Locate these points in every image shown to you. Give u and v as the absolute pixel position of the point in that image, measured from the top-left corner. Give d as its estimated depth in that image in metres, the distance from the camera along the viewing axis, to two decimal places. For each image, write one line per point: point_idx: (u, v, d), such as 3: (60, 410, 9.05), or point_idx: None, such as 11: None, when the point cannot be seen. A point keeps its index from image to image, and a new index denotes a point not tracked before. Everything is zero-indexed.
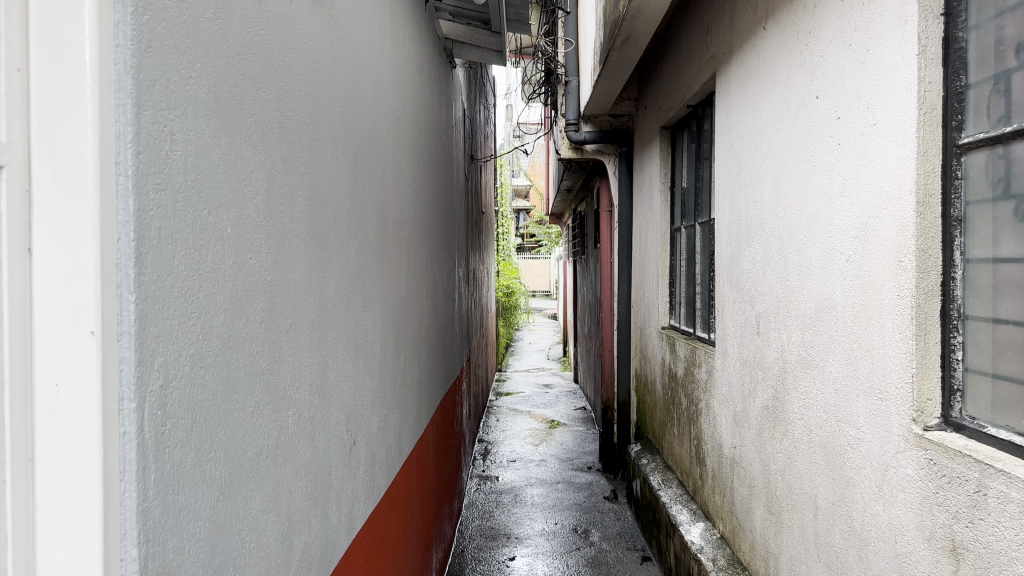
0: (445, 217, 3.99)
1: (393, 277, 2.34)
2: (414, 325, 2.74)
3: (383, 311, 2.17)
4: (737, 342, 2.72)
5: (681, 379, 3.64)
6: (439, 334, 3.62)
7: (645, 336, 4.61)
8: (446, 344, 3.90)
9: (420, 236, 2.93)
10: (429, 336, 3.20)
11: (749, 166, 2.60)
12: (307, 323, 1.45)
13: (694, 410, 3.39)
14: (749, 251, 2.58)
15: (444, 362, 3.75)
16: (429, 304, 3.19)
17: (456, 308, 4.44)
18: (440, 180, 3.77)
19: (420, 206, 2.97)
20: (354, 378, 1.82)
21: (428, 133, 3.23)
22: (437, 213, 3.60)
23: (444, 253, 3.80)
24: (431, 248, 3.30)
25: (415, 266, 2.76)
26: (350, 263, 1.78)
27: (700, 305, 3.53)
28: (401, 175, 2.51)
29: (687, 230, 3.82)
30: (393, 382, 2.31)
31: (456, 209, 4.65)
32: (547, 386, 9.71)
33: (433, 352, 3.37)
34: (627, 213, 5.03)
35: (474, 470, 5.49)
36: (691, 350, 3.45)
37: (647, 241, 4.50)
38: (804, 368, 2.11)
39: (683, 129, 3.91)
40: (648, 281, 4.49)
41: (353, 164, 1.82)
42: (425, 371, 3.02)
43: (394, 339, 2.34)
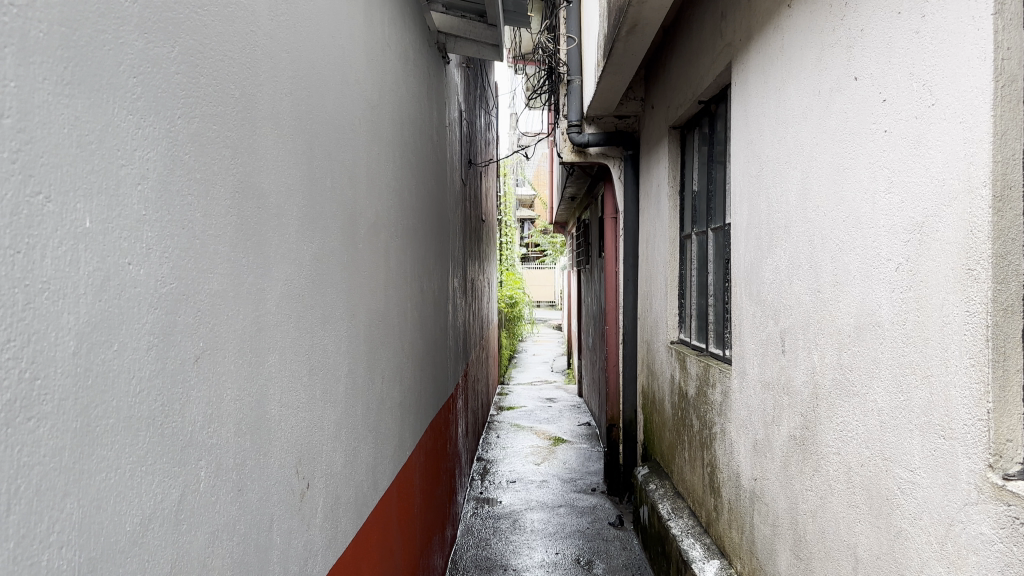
0: (438, 223, 3.70)
1: (367, 289, 2.05)
2: (396, 341, 2.45)
3: (352, 328, 1.88)
4: (758, 361, 2.42)
5: (693, 399, 3.33)
6: (429, 350, 3.33)
7: (652, 351, 4.30)
8: (437, 362, 3.60)
9: (404, 243, 2.64)
10: (416, 352, 2.91)
11: (771, 164, 2.31)
12: (233, 346, 1.16)
13: (708, 434, 3.09)
14: (771, 259, 2.28)
15: (434, 380, 3.45)
16: (415, 317, 2.90)
17: (450, 321, 4.14)
18: (431, 182, 3.49)
19: (405, 210, 2.68)
20: (309, 409, 1.54)
21: (416, 130, 2.94)
22: (426, 218, 3.31)
23: (435, 261, 3.51)
24: (419, 256, 3.01)
25: (396, 275, 2.47)
26: (303, 270, 1.49)
27: (714, 318, 3.23)
28: (379, 173, 2.22)
29: (699, 237, 3.52)
30: (366, 407, 2.02)
31: (451, 216, 4.36)
32: (551, 400, 9.40)
33: (421, 370, 3.07)
34: (634, 220, 4.74)
35: (471, 491, 5.18)
36: (704, 368, 3.15)
37: (655, 250, 4.21)
38: (841, 395, 1.81)
39: (694, 128, 3.62)
40: (656, 292, 4.19)
41: (308, 154, 1.54)
42: (409, 393, 2.72)
43: (368, 360, 2.05)
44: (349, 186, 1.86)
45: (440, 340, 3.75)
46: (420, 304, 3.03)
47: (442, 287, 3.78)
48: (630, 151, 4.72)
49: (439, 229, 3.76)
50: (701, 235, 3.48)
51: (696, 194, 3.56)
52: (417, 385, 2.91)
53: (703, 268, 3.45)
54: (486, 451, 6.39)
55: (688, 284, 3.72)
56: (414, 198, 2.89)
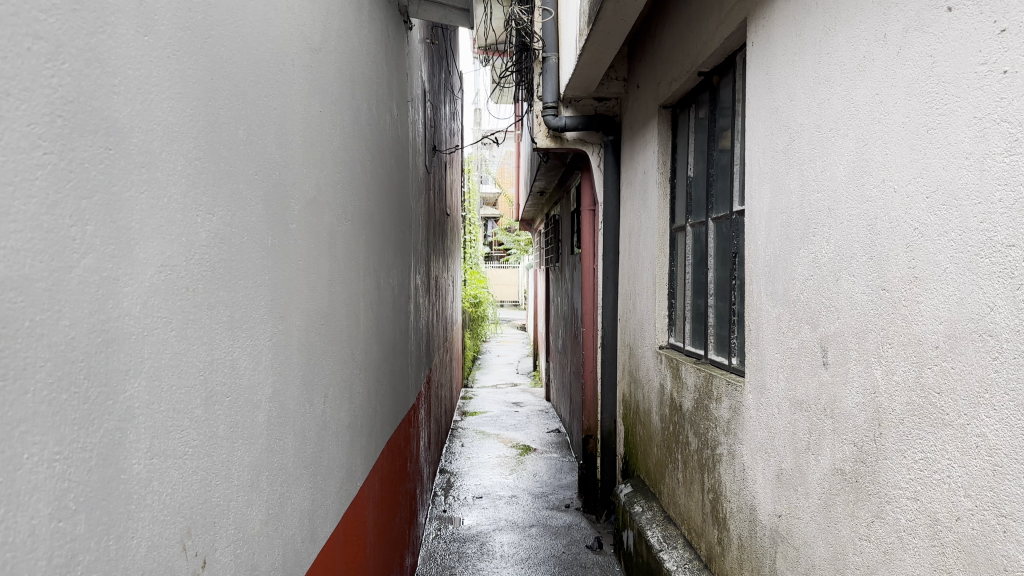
0: (400, 212, 3.23)
1: (305, 286, 1.59)
2: (344, 349, 1.98)
3: (281, 334, 1.42)
4: (784, 374, 2.00)
5: (688, 413, 2.90)
6: (388, 358, 2.86)
7: (636, 357, 3.86)
8: (397, 371, 3.13)
9: (356, 228, 2.17)
10: (372, 362, 2.45)
11: (806, 133, 1.89)
12: (45, 372, 0.70)
13: (709, 454, 2.66)
14: (807, 249, 1.87)
15: (393, 391, 2.98)
16: (371, 319, 2.44)
17: (412, 323, 3.67)
18: (393, 162, 3.01)
19: (359, 190, 2.21)
20: (207, 454, 1.08)
21: (373, 97, 2.47)
22: (386, 203, 2.85)
23: (395, 255, 3.04)
24: (376, 246, 2.55)
25: (346, 267, 2.00)
26: (197, 255, 1.03)
27: (715, 321, 2.81)
28: (322, 136, 1.76)
29: (693, 229, 3.10)
30: (300, 437, 1.56)
31: (414, 207, 3.88)
32: (517, 405, 8.95)
33: (379, 382, 2.61)
34: (614, 211, 4.30)
35: (433, 510, 4.70)
36: (703, 379, 2.72)
37: (640, 244, 3.77)
38: (919, 425, 1.40)
39: (690, 106, 3.18)
40: (641, 291, 3.76)
41: (207, 88, 1.08)
42: (363, 411, 2.26)
43: (305, 376, 1.59)
44: (277, 147, 1.39)
45: (401, 346, 3.28)
46: (377, 302, 2.56)
47: (403, 285, 3.31)
48: (610, 136, 4.26)
49: (401, 217, 3.28)
50: (696, 228, 3.05)
51: (691, 181, 3.13)
52: (373, 400, 2.45)
53: (699, 265, 3.02)
54: (449, 463, 5.91)
55: (681, 282, 3.29)
56: (369, 176, 2.42)
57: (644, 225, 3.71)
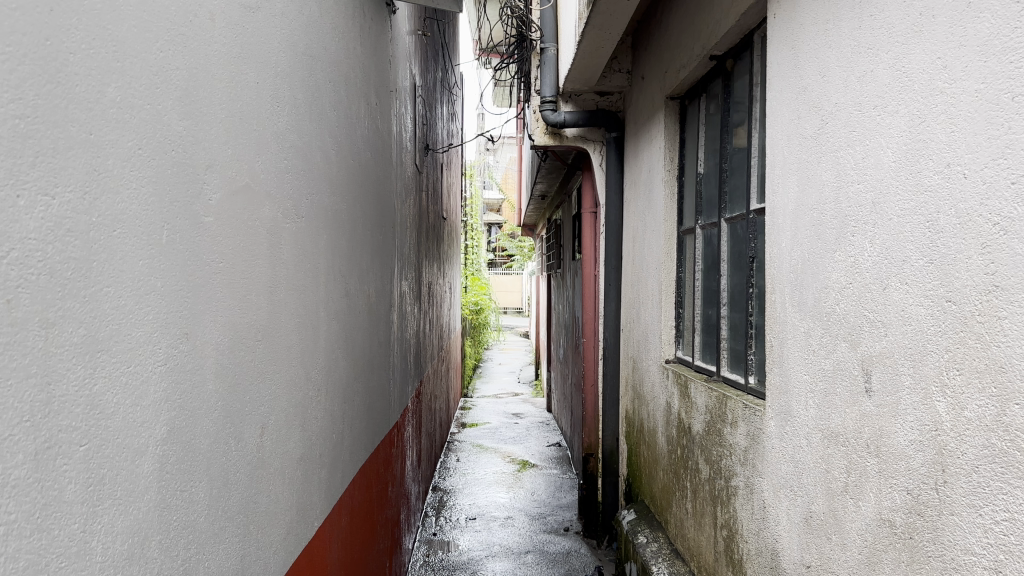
0: (381, 211, 2.93)
1: (230, 293, 1.29)
2: (294, 369, 1.68)
3: (187, 356, 1.11)
4: (815, 401, 1.69)
5: (699, 437, 2.58)
6: (364, 374, 2.56)
7: (641, 372, 3.54)
8: (376, 388, 2.82)
9: (316, 226, 1.87)
10: (339, 381, 2.14)
11: (843, 113, 1.58)
12: None
13: (722, 485, 2.35)
14: (845, 252, 1.56)
15: (370, 410, 2.68)
16: (339, 332, 2.14)
17: (396, 334, 3.36)
18: (372, 156, 2.71)
19: (319, 182, 1.90)
20: (41, 530, 0.77)
21: (342, 79, 2.17)
22: (364, 200, 2.55)
23: (374, 258, 2.74)
24: (347, 249, 2.24)
25: (297, 273, 1.69)
26: (17, 252, 0.73)
27: (729, 333, 2.50)
28: (261, 114, 1.45)
29: (703, 231, 2.79)
30: (220, 481, 1.26)
31: (401, 209, 3.59)
32: (518, 416, 8.63)
33: (350, 402, 2.30)
34: (618, 213, 3.99)
35: (423, 533, 4.39)
36: (717, 400, 2.39)
37: (645, 248, 3.46)
38: (1001, 478, 1.09)
39: (701, 95, 2.87)
40: (645, 300, 3.44)
41: (45, 24, 0.78)
42: (324, 438, 1.95)
43: (229, 405, 1.28)
44: (179, 118, 1.09)
45: (382, 359, 2.97)
46: (347, 312, 2.25)
47: (385, 294, 3.01)
48: (613, 133, 3.95)
49: (383, 218, 2.98)
50: (707, 230, 2.74)
51: (702, 178, 2.81)
52: (339, 426, 2.14)
53: (709, 273, 2.71)
54: (443, 480, 5.59)
55: (690, 290, 2.97)
56: (336, 169, 2.11)
57: (648, 227, 3.40)
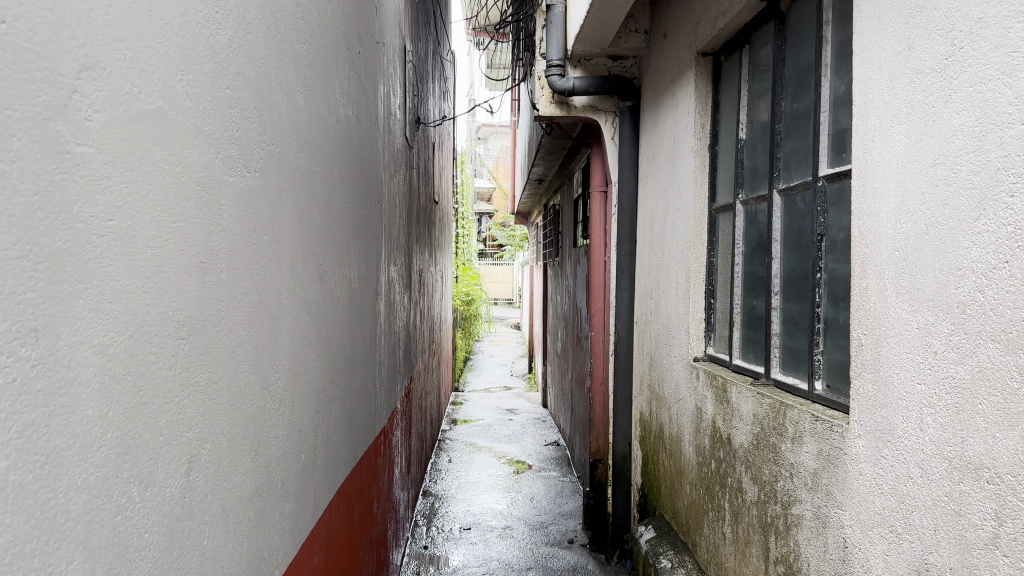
0: (368, 183, 2.49)
1: (129, 268, 0.86)
2: (243, 375, 1.24)
3: (34, 369, 0.68)
4: (938, 419, 1.28)
5: (743, 452, 2.16)
6: (346, 376, 2.13)
7: (659, 370, 3.12)
8: (361, 389, 2.39)
9: (280, 188, 1.44)
10: (310, 386, 1.70)
11: (992, 30, 1.16)
12: None
13: (778, 510, 1.94)
14: (996, 217, 1.14)
15: (352, 416, 2.25)
16: (312, 324, 1.71)
17: (384, 325, 2.93)
18: (357, 114, 2.28)
19: (284, 131, 1.47)
20: None
21: (315, 8, 1.73)
22: (347, 165, 2.12)
23: (359, 236, 2.31)
24: (323, 222, 1.80)
25: (248, 246, 1.25)
26: None
27: (783, 327, 2.08)
28: (189, 17, 1.02)
29: (744, 207, 2.37)
30: (111, 554, 0.82)
31: (391, 185, 3.15)
32: (512, 412, 8.21)
33: (325, 411, 1.87)
34: (631, 192, 3.55)
35: (413, 547, 3.96)
36: (772, 407, 1.97)
37: (666, 230, 3.02)
38: None
39: (742, 48, 2.44)
40: (666, 288, 3.01)
41: None
42: (288, 462, 1.52)
43: (126, 437, 0.85)
44: None
45: (368, 355, 2.54)
46: (323, 299, 1.81)
47: (371, 280, 2.57)
48: (629, 101, 3.52)
49: (370, 192, 2.54)
50: (752, 204, 2.31)
51: (745, 144, 2.39)
52: (310, 442, 1.71)
53: (754, 257, 2.29)
54: (435, 483, 5.16)
55: (726, 276, 2.55)
56: (309, 119, 1.68)
57: (671, 206, 2.96)
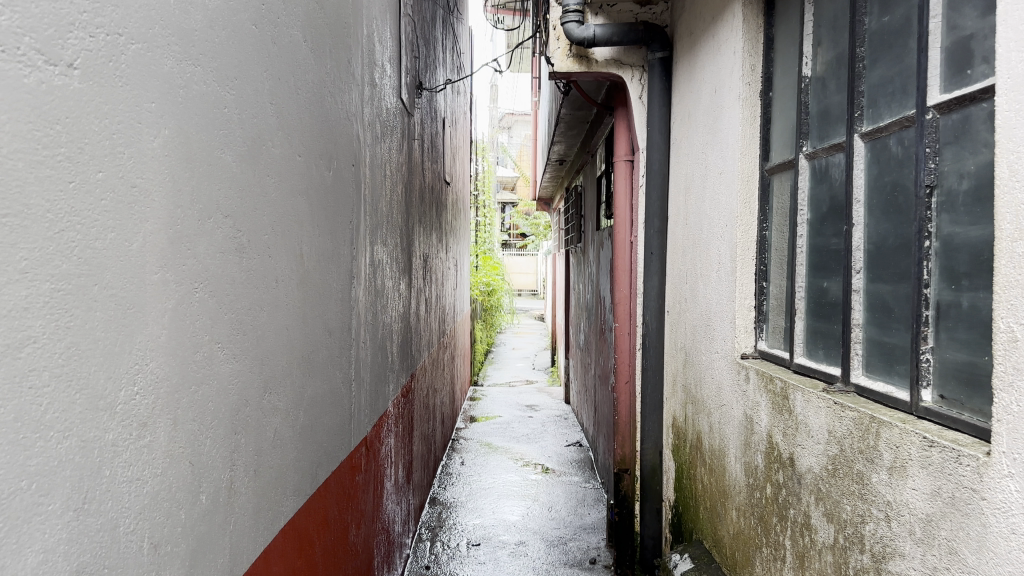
0: (339, 138, 2.01)
1: None
2: (38, 393, 0.76)
3: None
4: None
5: (813, 479, 1.66)
6: (299, 380, 1.66)
7: (696, 367, 2.61)
8: (329, 395, 1.92)
9: (134, 107, 0.95)
10: (222, 397, 1.23)
11: None
12: None
13: (867, 564, 1.43)
14: None
15: (312, 430, 1.77)
16: (223, 311, 1.24)
17: (367, 316, 2.44)
18: (316, 46, 1.79)
19: (150, 27, 0.99)
20: None
21: None
22: (297, 106, 1.64)
23: (320, 202, 1.82)
24: (246, 173, 1.32)
25: (48, 185, 0.78)
26: None
27: (870, 315, 1.57)
28: None
29: (811, 162, 1.86)
30: None
31: (380, 153, 2.67)
32: (533, 408, 7.70)
33: (256, 431, 1.39)
34: (663, 159, 3.02)
35: (414, 567, 3.48)
36: (857, 423, 1.47)
37: (705, 200, 2.50)
38: None
39: None
40: (705, 270, 2.50)
41: None
42: (169, 511, 1.05)
43: None
44: None
45: (343, 352, 2.06)
46: (248, 277, 1.34)
47: (344, 259, 2.09)
48: (659, 53, 2.98)
49: (343, 150, 2.06)
50: (821, 157, 1.80)
51: (811, 83, 1.87)
52: (223, 475, 1.24)
53: (824, 225, 1.78)
54: (445, 489, 4.68)
55: (783, 253, 2.04)
56: (215, 24, 1.20)
57: (712, 170, 2.43)
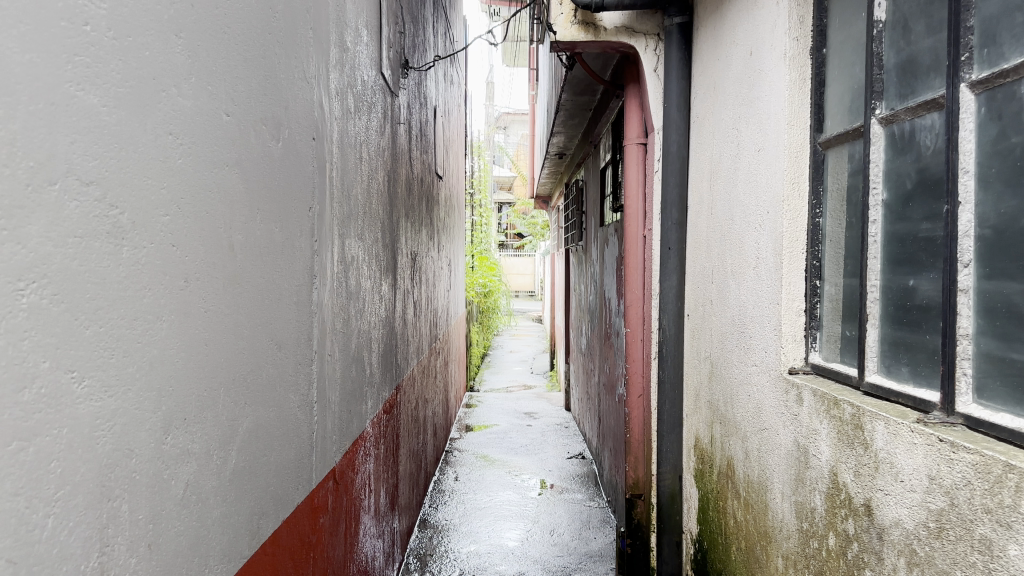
0: (294, 103, 1.61)
1: None
2: None
3: None
4: None
5: (906, 539, 1.27)
6: (229, 410, 1.27)
7: (725, 380, 2.22)
8: (279, 425, 1.52)
9: None
10: (78, 451, 0.83)
11: None
12: None
13: None
14: None
15: (252, 471, 1.37)
16: (83, 324, 0.84)
17: (338, 324, 2.05)
18: None
19: None
20: None
21: None
22: (226, 51, 1.24)
23: (264, 178, 1.42)
24: (126, 126, 0.92)
25: None
26: None
27: (986, 324, 1.18)
28: None
29: (888, 128, 1.47)
30: None
31: (355, 131, 2.27)
32: (532, 416, 7.29)
33: (151, 490, 1.00)
34: (682, 138, 2.62)
35: None
36: (981, 471, 1.07)
37: (739, 182, 2.10)
38: None
39: None
40: (738, 267, 2.11)
41: None
42: None
43: None
44: None
45: (301, 368, 1.67)
46: (133, 277, 0.95)
47: (305, 254, 1.69)
48: (678, 18, 2.59)
49: (301, 118, 1.66)
50: (905, 121, 1.41)
51: (886, 28, 1.48)
52: (87, 565, 0.84)
53: (911, 208, 1.39)
54: (437, 509, 4.28)
55: (846, 243, 1.65)
56: None
57: (748, 145, 2.04)
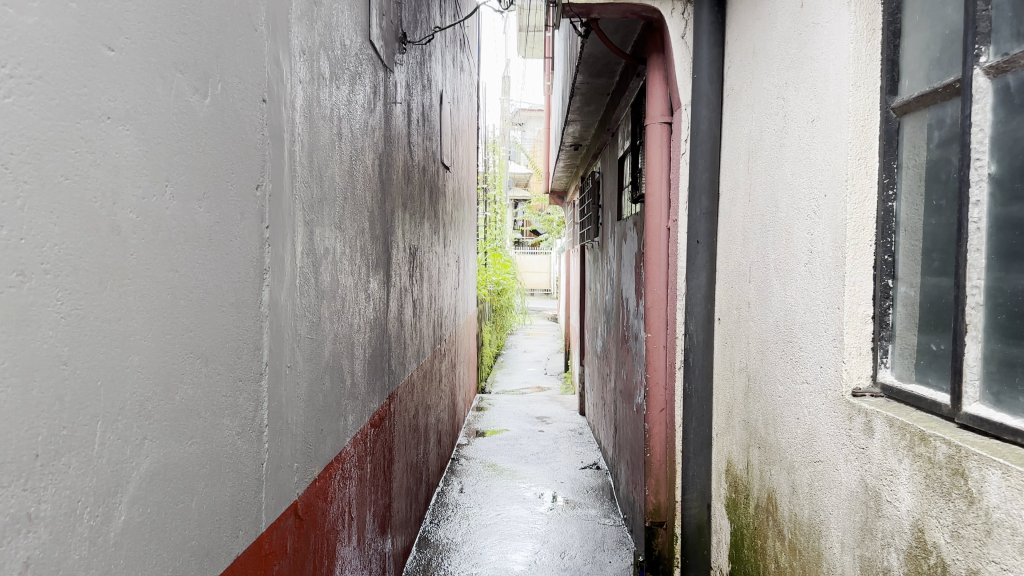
0: (234, 52, 1.28)
1: None
2: None
3: None
4: None
5: None
6: (114, 449, 0.93)
7: (766, 397, 1.87)
8: (207, 460, 1.19)
9: None
10: None
11: None
12: None
13: None
14: None
15: (158, 524, 1.04)
16: None
17: (303, 330, 1.71)
18: None
19: None
20: None
21: None
22: None
23: (180, 143, 1.09)
24: None
25: None
26: None
27: None
28: None
29: (997, 80, 1.12)
30: None
31: (331, 102, 1.94)
32: (545, 421, 6.95)
33: None
34: (714, 113, 2.27)
35: None
36: None
37: (787, 160, 1.75)
38: None
39: None
40: (783, 263, 1.75)
41: None
42: None
43: None
44: None
45: (243, 387, 1.34)
46: None
47: (250, 243, 1.36)
48: None
49: (244, 74, 1.33)
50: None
51: None
52: None
53: None
54: (438, 526, 3.96)
55: (931, 233, 1.30)
56: None
57: (798, 114, 1.68)
